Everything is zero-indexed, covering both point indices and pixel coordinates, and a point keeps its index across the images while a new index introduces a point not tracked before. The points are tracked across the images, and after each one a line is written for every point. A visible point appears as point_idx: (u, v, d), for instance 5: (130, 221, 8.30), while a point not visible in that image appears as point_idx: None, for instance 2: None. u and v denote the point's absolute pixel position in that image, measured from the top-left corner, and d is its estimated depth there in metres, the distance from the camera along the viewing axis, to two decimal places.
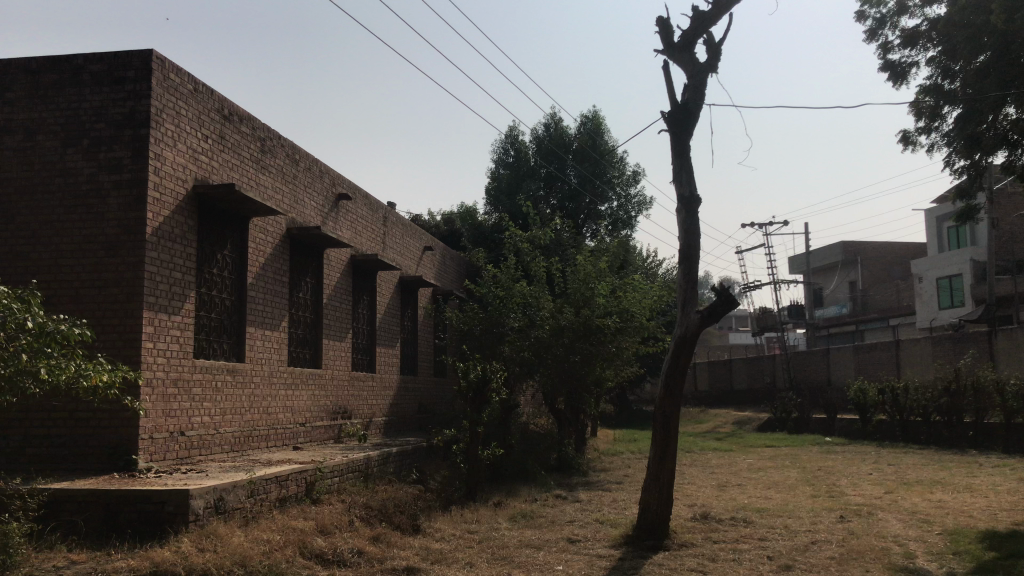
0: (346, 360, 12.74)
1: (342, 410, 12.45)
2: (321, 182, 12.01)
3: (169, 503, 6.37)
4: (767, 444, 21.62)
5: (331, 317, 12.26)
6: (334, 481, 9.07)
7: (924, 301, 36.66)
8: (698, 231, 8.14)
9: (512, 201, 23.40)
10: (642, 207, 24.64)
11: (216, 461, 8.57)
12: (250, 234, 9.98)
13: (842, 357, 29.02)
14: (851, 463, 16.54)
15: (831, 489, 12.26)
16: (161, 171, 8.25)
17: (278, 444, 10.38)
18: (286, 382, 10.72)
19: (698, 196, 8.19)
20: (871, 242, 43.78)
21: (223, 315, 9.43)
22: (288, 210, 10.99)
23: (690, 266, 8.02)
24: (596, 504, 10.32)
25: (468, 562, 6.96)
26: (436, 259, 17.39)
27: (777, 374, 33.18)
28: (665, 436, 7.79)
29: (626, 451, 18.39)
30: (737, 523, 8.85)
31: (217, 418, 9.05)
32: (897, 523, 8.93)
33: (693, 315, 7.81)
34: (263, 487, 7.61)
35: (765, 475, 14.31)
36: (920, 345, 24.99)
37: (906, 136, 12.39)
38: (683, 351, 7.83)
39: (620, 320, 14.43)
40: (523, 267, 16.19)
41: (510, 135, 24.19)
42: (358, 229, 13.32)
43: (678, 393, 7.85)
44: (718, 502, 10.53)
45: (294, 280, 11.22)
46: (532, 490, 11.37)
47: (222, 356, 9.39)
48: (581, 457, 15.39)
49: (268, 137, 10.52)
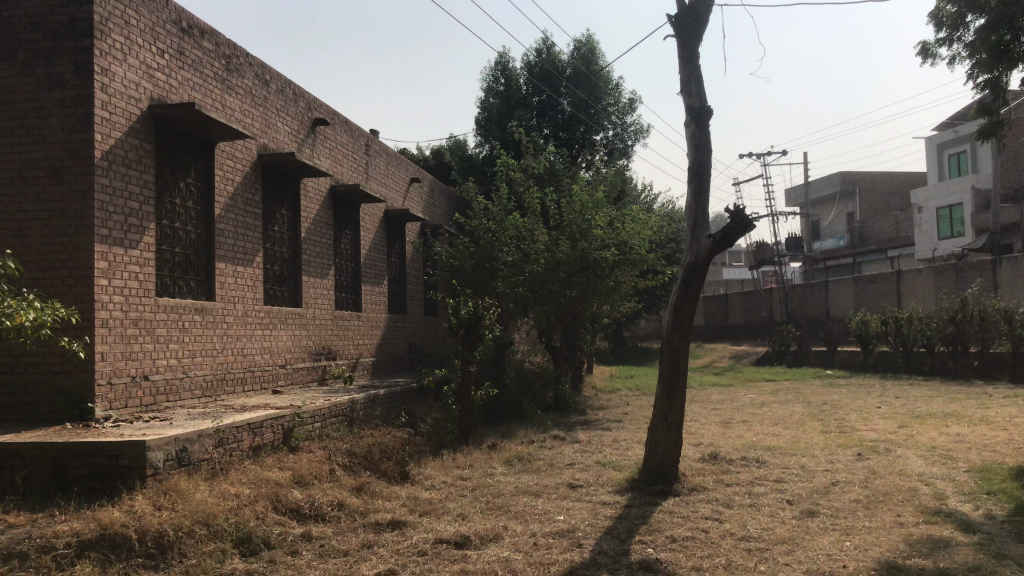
0: (329, 298, 12.01)
1: (326, 350, 11.77)
2: (295, 106, 11.10)
3: (122, 456, 5.71)
4: (767, 378, 21.11)
5: (311, 252, 11.48)
6: (314, 427, 8.42)
7: (923, 231, 35.92)
8: (709, 147, 7.37)
9: (504, 131, 22.37)
10: (639, 135, 23.83)
11: (185, 407, 7.87)
12: (217, 161, 9.12)
13: (841, 289, 28.45)
14: (856, 396, 16.00)
15: (841, 424, 11.69)
16: (109, 89, 7.35)
17: (256, 388, 9.70)
18: (263, 322, 10.00)
19: (710, 107, 7.37)
20: (869, 172, 42.94)
21: (188, 249, 8.64)
22: (259, 135, 10.11)
23: (701, 185, 7.25)
24: (597, 445, 9.70)
25: (460, 514, 6.33)
26: (424, 192, 16.56)
27: (774, 308, 32.67)
28: (674, 372, 7.11)
29: (623, 388, 17.84)
30: (749, 463, 8.25)
31: (186, 361, 8.33)
32: (919, 461, 8.34)
33: (705, 240, 7.07)
34: (233, 435, 6.95)
35: (770, 411, 13.74)
36: (922, 274, 24.40)
37: (925, 47, 11.48)
38: (693, 279, 7.12)
39: (619, 252, 13.78)
40: (516, 199, 15.37)
41: (501, 62, 23.05)
42: (338, 157, 12.44)
43: (687, 326, 7.15)
44: (724, 440, 9.94)
45: (268, 212, 10.40)
46: (529, 431, 10.75)
47: (190, 294, 8.63)
48: (579, 395, 14.79)
49: (234, 54, 9.57)
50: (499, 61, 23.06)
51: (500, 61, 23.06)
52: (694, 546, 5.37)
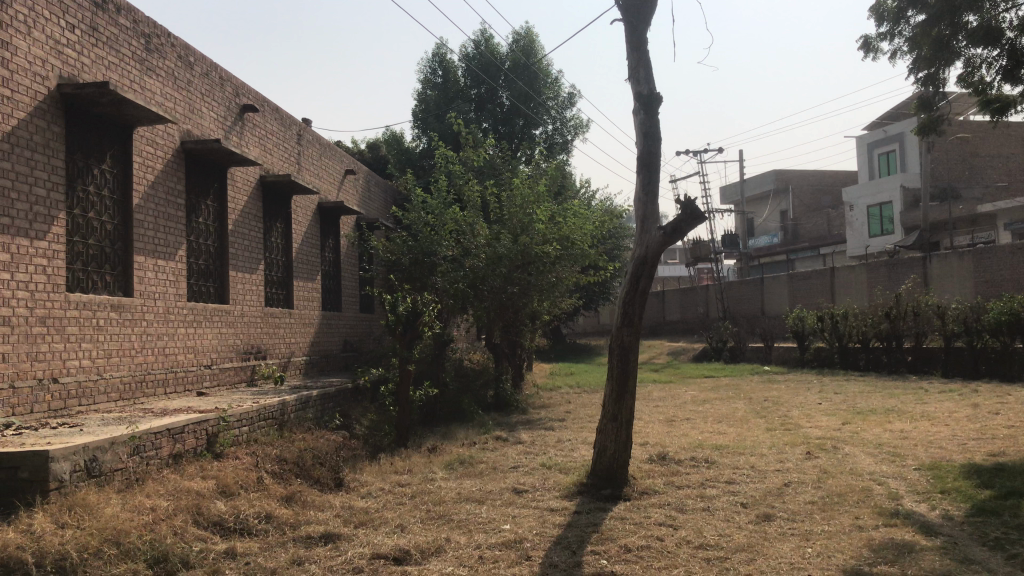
0: (258, 294, 11.41)
1: (256, 349, 11.17)
2: (222, 90, 10.48)
3: (22, 469, 5.14)
4: (706, 375, 21.11)
5: (239, 245, 10.87)
6: (241, 431, 7.88)
7: (854, 229, 36.61)
8: (659, 136, 7.09)
9: (442, 124, 21.92)
10: (579, 129, 23.59)
11: (98, 412, 7.26)
12: (135, 146, 8.49)
13: (776, 285, 28.75)
14: (796, 392, 16.02)
15: (785, 421, 11.60)
16: (12, 64, 6.70)
17: (179, 389, 9.09)
18: (187, 320, 9.39)
19: (659, 94, 7.08)
20: (801, 171, 43.69)
21: (103, 241, 8.00)
22: (182, 120, 9.49)
23: (650, 175, 6.97)
24: (541, 446, 9.37)
25: (399, 525, 5.91)
26: (360, 185, 16.01)
27: (711, 304, 32.89)
28: (625, 370, 6.80)
29: (565, 386, 17.58)
30: (698, 464, 8.00)
31: (100, 361, 7.71)
32: (868, 459, 8.22)
33: (655, 233, 6.81)
34: (151, 442, 6.39)
35: (713, 408, 13.62)
36: (855, 271, 24.78)
37: (866, 42, 11.44)
38: (642, 274, 6.83)
39: (560, 247, 13.47)
40: (455, 192, 14.93)
41: (438, 53, 22.59)
42: (268, 146, 11.84)
43: (637, 323, 6.84)
44: (670, 440, 9.70)
45: (191, 202, 9.77)
46: (470, 433, 10.36)
47: (105, 290, 7.99)
48: (520, 393, 14.45)
49: (154, 32, 8.93)
50: (436, 53, 22.61)
51: (437, 52, 22.60)
52: (650, 557, 5.05)
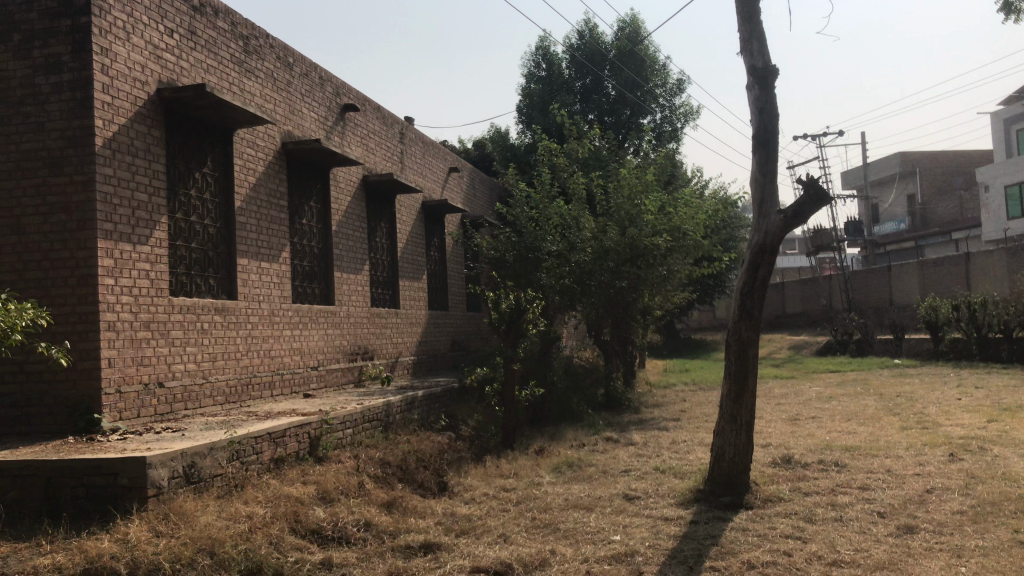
0: (364, 294, 11.35)
1: (362, 350, 11.11)
2: (323, 91, 10.46)
3: (121, 475, 5.10)
4: (831, 370, 19.97)
5: (343, 246, 10.83)
6: (344, 434, 7.75)
7: (990, 212, 34.12)
8: (776, 112, 6.52)
9: (546, 118, 21.60)
10: (689, 117, 22.76)
11: (204, 416, 7.26)
12: (236, 149, 8.51)
13: (905, 273, 27.04)
14: (932, 387, 14.88)
15: (922, 419, 10.65)
16: (111, 70, 6.75)
17: (286, 392, 9.07)
18: (292, 322, 9.37)
19: (776, 67, 6.50)
20: (930, 152, 41.10)
21: (206, 244, 8.04)
22: (283, 122, 9.50)
23: (767, 154, 6.42)
24: (654, 448, 8.86)
25: (501, 534, 5.59)
26: (465, 183, 15.86)
27: (834, 295, 31.29)
28: (744, 368, 6.28)
29: (680, 383, 16.91)
30: (827, 468, 7.33)
31: (206, 365, 7.73)
32: (1022, 463, 7.34)
33: (774, 217, 6.26)
34: (251, 447, 6.31)
35: (840, 405, 12.72)
36: (993, 256, 22.99)
37: (1005, 2, 10.38)
38: (762, 262, 6.30)
39: (671, 238, 12.88)
40: (560, 185, 14.55)
41: (541, 46, 22.27)
42: (370, 146, 11.79)
43: (757, 315, 6.31)
44: (794, 441, 9.01)
45: (295, 204, 9.77)
46: (579, 434, 9.96)
47: (209, 293, 8.03)
48: (632, 392, 13.93)
49: (253, 35, 8.94)
50: (540, 46, 22.29)
51: (541, 45, 22.28)
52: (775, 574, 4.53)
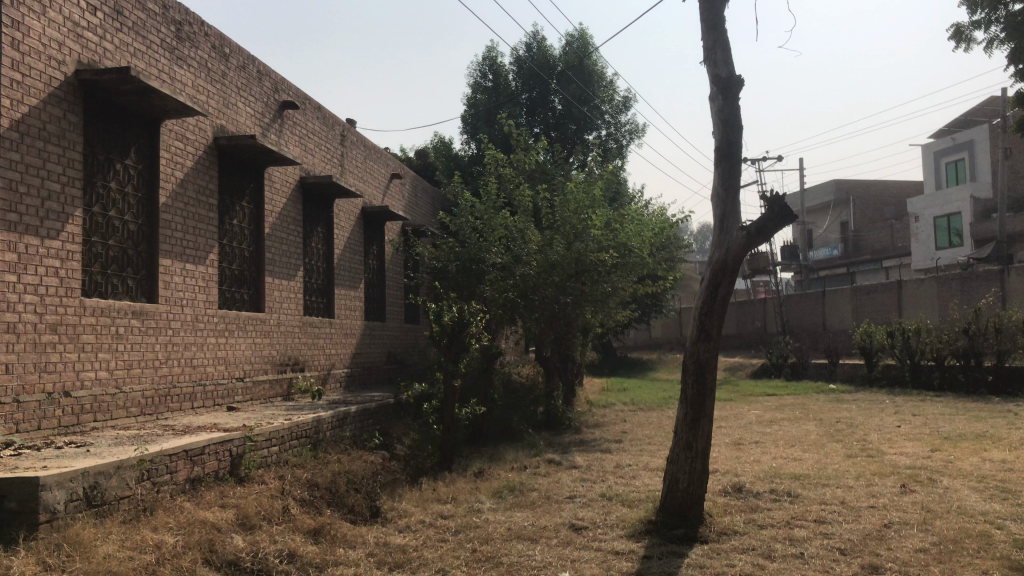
0: (297, 302, 10.75)
1: (293, 361, 10.50)
2: (260, 85, 9.88)
3: (9, 497, 4.51)
4: (768, 393, 19.97)
5: (276, 250, 10.23)
6: (269, 453, 7.17)
7: (919, 242, 34.96)
8: (739, 125, 6.23)
9: (491, 128, 21.28)
10: (635, 134, 22.68)
11: (114, 429, 6.61)
12: (163, 140, 7.90)
13: (839, 299, 27.42)
14: (870, 413, 14.88)
15: (865, 447, 10.51)
16: (23, 46, 6.11)
17: (208, 405, 8.42)
18: (217, 329, 8.74)
19: (741, 78, 6.21)
20: (863, 181, 42.07)
21: (126, 242, 7.39)
22: (216, 114, 8.90)
23: (730, 167, 6.12)
24: (599, 473, 8.48)
25: (439, 568, 5.11)
26: (407, 191, 15.36)
27: (768, 319, 31.59)
28: (701, 392, 5.96)
29: (619, 403, 16.62)
30: (780, 498, 7.05)
31: (119, 374, 7.08)
32: (974, 496, 7.16)
33: (736, 233, 5.96)
34: (164, 466, 5.71)
35: (781, 430, 12.56)
36: (925, 284, 23.42)
37: (958, 30, 10.39)
38: (722, 280, 5.98)
39: (617, 255, 12.59)
40: (506, 197, 14.16)
41: (489, 56, 21.95)
42: (309, 146, 11.22)
43: (715, 336, 5.99)
44: (741, 467, 8.73)
45: (225, 203, 9.16)
46: (519, 455, 9.52)
47: (126, 295, 7.37)
48: (573, 411, 13.56)
49: (186, 20, 8.34)
50: (488, 55, 21.95)
51: (488, 55, 21.94)
52: None
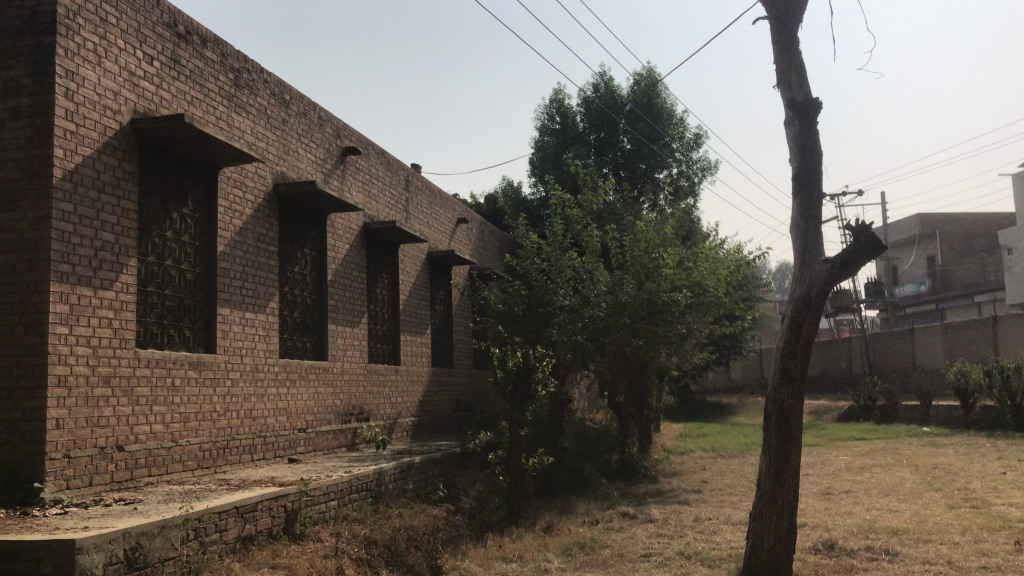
0: (361, 350, 10.54)
1: (357, 411, 10.25)
2: (322, 132, 9.83)
3: (45, 562, 4.29)
4: (857, 437, 18.91)
5: (339, 297, 10.07)
6: (327, 508, 6.87)
7: (1014, 275, 33.18)
8: (818, 151, 5.78)
9: (559, 169, 21.07)
10: (707, 171, 22.15)
11: (169, 485, 6.41)
12: (221, 188, 7.83)
13: (928, 336, 26.07)
14: (969, 459, 13.85)
15: (969, 497, 9.65)
16: (77, 96, 6.09)
17: (269, 457, 8.20)
18: (278, 378, 8.56)
19: (819, 101, 5.76)
20: (949, 213, 40.34)
21: (183, 291, 7.30)
22: (276, 161, 8.84)
23: (811, 195, 5.66)
24: (676, 527, 7.91)
25: None
26: (473, 235, 15.17)
27: (854, 359, 30.26)
28: (785, 442, 5.47)
29: (697, 449, 15.90)
30: (878, 556, 6.39)
31: (175, 427, 6.92)
32: None
33: (820, 266, 5.47)
34: (212, 523, 5.46)
35: (874, 478, 11.72)
36: (1023, 320, 22.06)
37: None
38: (806, 319, 5.49)
39: (691, 295, 12.07)
40: (574, 238, 13.80)
41: (556, 98, 21.83)
42: (372, 191, 11.11)
43: (800, 379, 5.49)
44: (833, 520, 8.04)
45: (286, 250, 9.05)
46: (591, 507, 9.02)
47: (183, 345, 7.25)
48: (649, 459, 12.96)
49: (244, 67, 8.32)
50: (555, 97, 21.84)
51: (555, 97, 21.83)
52: None
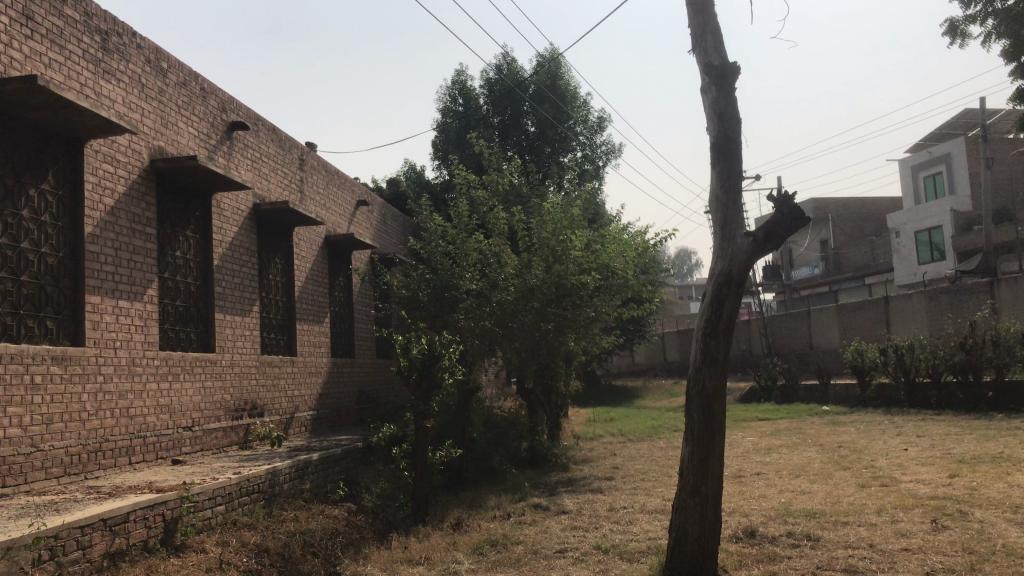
0: (253, 340, 9.81)
1: (249, 406, 9.54)
2: (205, 104, 9.03)
3: None
4: (760, 417, 19.16)
5: (227, 283, 9.31)
6: (213, 514, 6.20)
7: (901, 257, 34.53)
8: (737, 119, 5.47)
9: (463, 152, 20.56)
10: (612, 154, 22.04)
11: (27, 496, 5.66)
12: (88, 162, 7.02)
13: (824, 317, 26.79)
14: (870, 436, 14.09)
15: (877, 475, 9.66)
16: None
17: (150, 459, 7.46)
18: (159, 373, 7.78)
19: (737, 66, 5.45)
20: (841, 198, 41.73)
21: (43, 277, 6.49)
22: (153, 135, 8.03)
23: (730, 166, 5.36)
24: (591, 518, 7.56)
25: None
26: (374, 218, 14.51)
27: (754, 341, 30.89)
28: (708, 427, 5.16)
29: (606, 435, 15.72)
30: (800, 543, 6.18)
31: (36, 430, 6.14)
32: (1016, 530, 6.31)
33: (742, 240, 5.18)
34: (71, 540, 4.77)
35: (782, 458, 11.70)
36: (912, 300, 22.83)
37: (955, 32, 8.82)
38: (728, 295, 5.19)
39: (600, 277, 11.79)
40: (479, 220, 13.31)
41: (458, 79, 21.28)
42: (262, 170, 10.36)
43: (723, 360, 5.19)
44: (750, 504, 7.86)
45: (165, 233, 8.25)
46: (502, 500, 8.60)
47: (45, 338, 6.46)
48: (559, 447, 12.65)
49: (114, 29, 7.49)
50: (457, 78, 21.29)
51: (457, 78, 21.28)
52: None
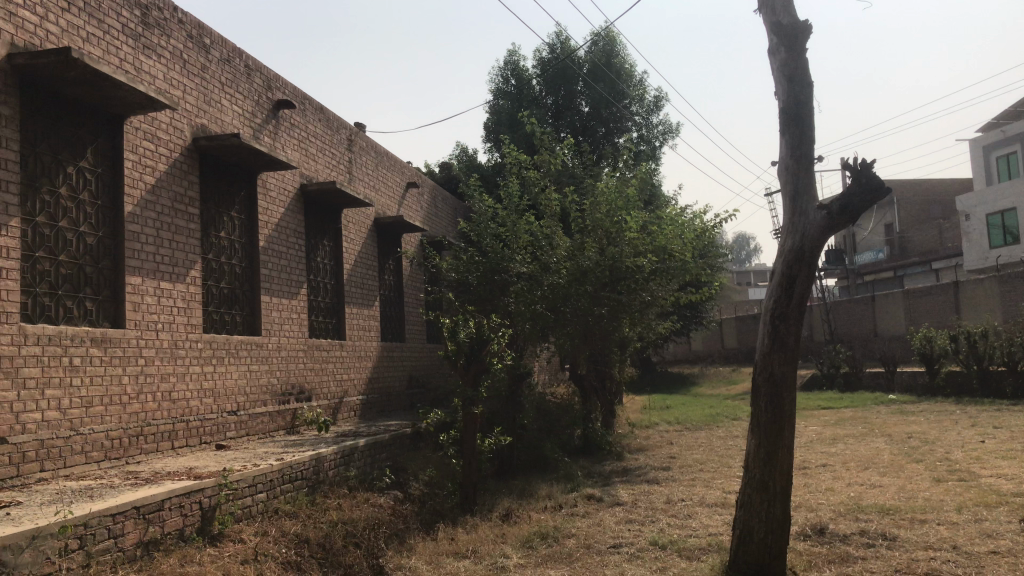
0: (300, 323, 9.63)
1: (297, 390, 9.36)
2: (249, 82, 8.82)
3: None
4: (823, 407, 18.48)
5: (273, 265, 9.12)
6: (253, 502, 5.98)
7: (971, 241, 33.15)
8: (809, 82, 4.99)
9: (516, 133, 20.20)
10: (668, 135, 21.43)
11: (64, 481, 5.51)
12: (128, 139, 6.85)
13: (890, 302, 25.80)
14: (943, 426, 13.38)
15: (953, 468, 9.08)
16: None
17: (194, 444, 7.31)
18: (202, 356, 7.62)
19: (809, 24, 4.96)
20: (907, 180, 40.28)
21: (82, 257, 6.34)
22: (195, 113, 7.84)
23: (801, 133, 4.89)
24: (647, 511, 7.19)
25: None
26: (424, 200, 14.25)
27: (815, 328, 29.97)
28: (777, 419, 4.74)
29: (663, 423, 15.28)
30: (876, 543, 5.71)
31: (75, 414, 5.99)
32: None
33: (815, 215, 4.74)
34: (101, 529, 4.57)
35: (849, 449, 11.14)
36: (985, 284, 21.79)
37: None
38: (799, 275, 4.75)
39: (655, 260, 11.33)
40: (531, 201, 12.93)
41: (511, 60, 20.89)
42: (309, 150, 10.14)
43: (794, 346, 4.76)
44: (817, 498, 7.39)
45: (209, 213, 8.08)
46: (554, 490, 8.27)
47: (84, 319, 6.31)
48: (613, 435, 12.27)
49: (153, 4, 7.30)
50: (509, 58, 20.88)
51: (509, 58, 20.87)
52: None
